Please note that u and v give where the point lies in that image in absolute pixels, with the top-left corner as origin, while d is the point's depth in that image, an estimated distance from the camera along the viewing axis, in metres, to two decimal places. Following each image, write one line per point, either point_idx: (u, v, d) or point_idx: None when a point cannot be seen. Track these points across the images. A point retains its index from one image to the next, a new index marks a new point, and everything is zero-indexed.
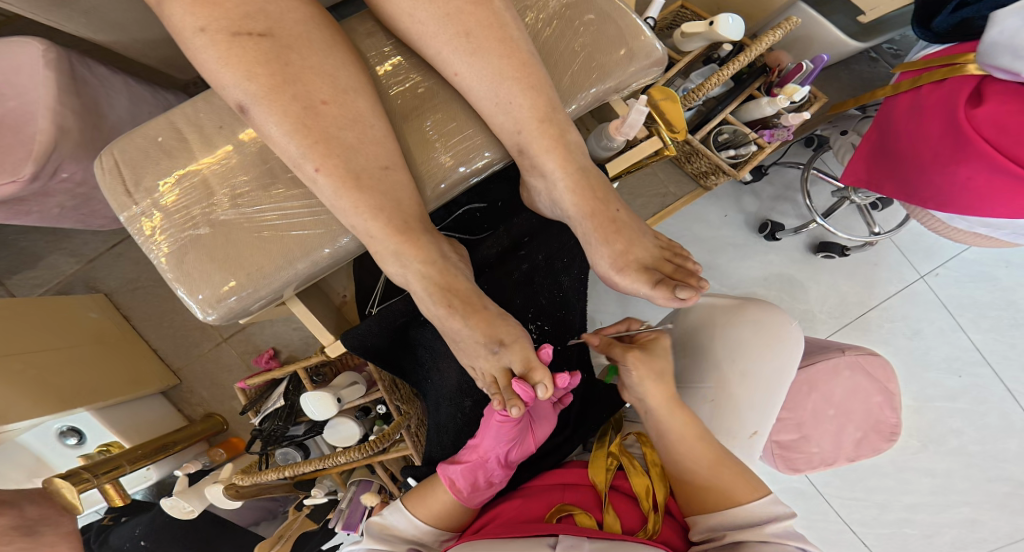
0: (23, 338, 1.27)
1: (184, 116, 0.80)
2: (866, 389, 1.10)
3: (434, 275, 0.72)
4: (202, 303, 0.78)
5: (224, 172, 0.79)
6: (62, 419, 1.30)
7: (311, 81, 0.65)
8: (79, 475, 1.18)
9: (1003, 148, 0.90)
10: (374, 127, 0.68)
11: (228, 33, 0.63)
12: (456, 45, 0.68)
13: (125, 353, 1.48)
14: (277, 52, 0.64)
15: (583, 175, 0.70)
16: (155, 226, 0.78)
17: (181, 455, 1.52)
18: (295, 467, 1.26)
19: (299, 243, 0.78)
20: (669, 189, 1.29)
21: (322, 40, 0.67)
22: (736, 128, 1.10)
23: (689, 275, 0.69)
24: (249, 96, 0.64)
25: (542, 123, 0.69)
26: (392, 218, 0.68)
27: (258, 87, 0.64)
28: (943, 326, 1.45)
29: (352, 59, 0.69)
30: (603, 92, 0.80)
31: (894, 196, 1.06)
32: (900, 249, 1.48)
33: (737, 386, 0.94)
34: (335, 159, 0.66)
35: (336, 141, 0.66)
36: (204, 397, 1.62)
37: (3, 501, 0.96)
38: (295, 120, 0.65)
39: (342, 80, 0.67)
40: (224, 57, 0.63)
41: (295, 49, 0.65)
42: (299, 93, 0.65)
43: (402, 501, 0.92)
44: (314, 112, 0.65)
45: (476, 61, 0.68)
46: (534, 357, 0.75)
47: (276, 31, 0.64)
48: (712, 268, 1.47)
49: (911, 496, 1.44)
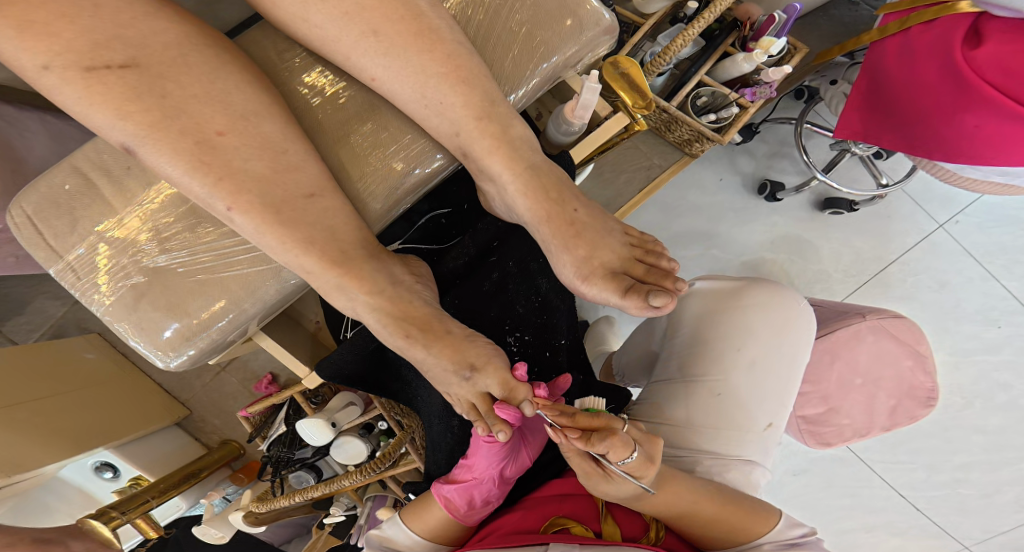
0: (26, 385, 1.24)
1: (88, 158, 0.73)
2: (894, 354, 1.00)
3: (385, 305, 0.65)
4: (157, 351, 0.72)
5: (143, 215, 0.72)
6: (92, 457, 1.32)
7: (197, 111, 0.58)
8: (108, 515, 1.20)
9: (1010, 91, 0.80)
10: (289, 152, 0.61)
11: (80, 69, 0.56)
12: (365, 46, 0.61)
13: (131, 389, 1.46)
14: (149, 83, 0.57)
15: (534, 174, 0.65)
16: (95, 277, 0.72)
17: (204, 483, 1.48)
18: (303, 492, 1.23)
19: (241, 281, 0.72)
20: (653, 160, 1.19)
21: (207, 61, 0.60)
22: (715, 90, 1.01)
23: (665, 277, 0.65)
24: (130, 137, 0.57)
25: (480, 121, 0.63)
26: (326, 249, 0.62)
27: (137, 124, 0.57)
28: (972, 275, 1.35)
29: (248, 79, 0.62)
30: (554, 70, 0.71)
31: (894, 149, 0.95)
32: (914, 199, 1.38)
33: (747, 378, 0.85)
34: (247, 195, 0.59)
35: (243, 173, 0.59)
36: (218, 424, 1.58)
37: (51, 539, 1.04)
38: (190, 158, 0.58)
39: (237, 105, 0.60)
40: (86, 96, 0.56)
41: (171, 77, 0.58)
42: (189, 127, 0.58)
43: (399, 515, 0.86)
44: (210, 145, 0.58)
45: (392, 61, 0.61)
46: (512, 377, 0.68)
47: (141, 60, 0.57)
48: (712, 236, 1.37)
49: (961, 455, 1.36)
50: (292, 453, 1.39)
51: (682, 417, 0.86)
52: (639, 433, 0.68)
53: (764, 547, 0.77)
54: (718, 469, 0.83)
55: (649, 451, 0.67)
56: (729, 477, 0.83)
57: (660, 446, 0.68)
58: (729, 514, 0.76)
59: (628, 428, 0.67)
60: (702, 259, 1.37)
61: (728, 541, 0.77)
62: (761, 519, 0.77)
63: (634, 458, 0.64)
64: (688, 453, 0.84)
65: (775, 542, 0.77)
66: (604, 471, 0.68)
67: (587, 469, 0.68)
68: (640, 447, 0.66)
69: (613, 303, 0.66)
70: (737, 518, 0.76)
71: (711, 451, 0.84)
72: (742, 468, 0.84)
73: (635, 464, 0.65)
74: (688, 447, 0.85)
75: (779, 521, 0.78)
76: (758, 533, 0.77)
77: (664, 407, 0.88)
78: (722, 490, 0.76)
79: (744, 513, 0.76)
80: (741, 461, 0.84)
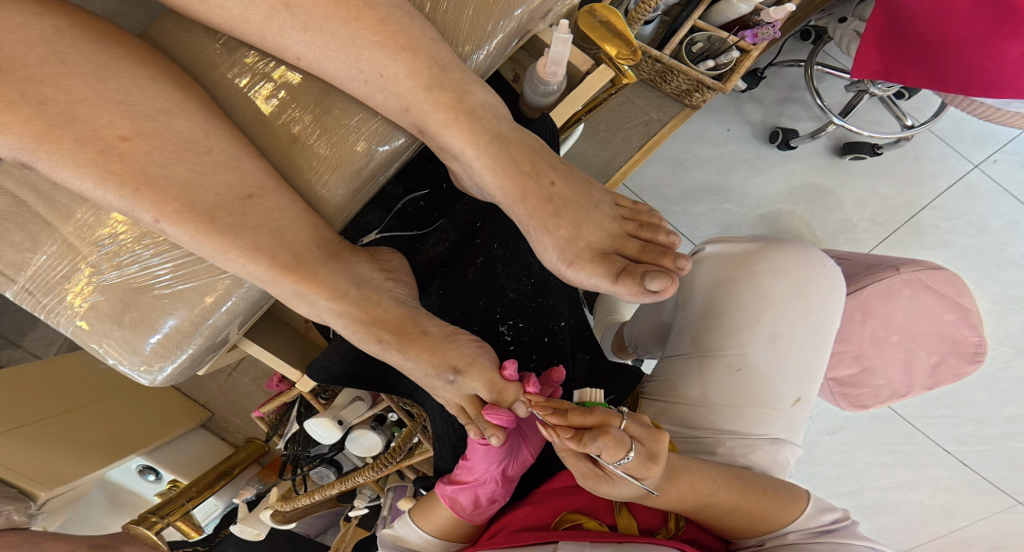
0: (46, 400, 1.23)
1: (10, 175, 0.67)
2: (934, 308, 0.90)
3: (351, 310, 0.60)
4: (141, 368, 0.68)
5: (78, 231, 0.67)
6: (134, 461, 1.31)
7: (96, 117, 0.53)
8: (148, 520, 1.16)
9: None
10: (215, 151, 0.57)
11: None
12: (282, 21, 0.57)
13: (150, 398, 1.44)
14: (22, 90, 0.52)
15: (501, 145, 0.59)
16: (63, 295, 0.67)
17: (236, 482, 1.44)
18: (322, 491, 1.16)
19: (200, 291, 0.67)
20: (651, 116, 1.10)
21: (95, 58, 0.55)
22: (710, 34, 0.92)
23: (664, 254, 0.57)
24: (18, 150, 0.53)
25: (429, 91, 0.58)
26: (276, 254, 0.57)
27: (22, 138, 0.52)
28: (1016, 217, 1.24)
29: (154, 74, 0.57)
30: (521, 24, 0.67)
31: (921, 87, 0.85)
32: (942, 139, 1.25)
33: (769, 351, 0.77)
34: (173, 202, 0.54)
35: (163, 180, 0.54)
36: (240, 423, 1.54)
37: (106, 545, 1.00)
38: (97, 168, 0.53)
39: (142, 105, 0.55)
40: None
41: (48, 81, 0.53)
42: (86, 135, 0.53)
43: (408, 514, 0.81)
44: (115, 152, 0.53)
45: (313, 37, 0.57)
46: (499, 377, 0.62)
47: (5, 65, 0.52)
48: (724, 191, 1.27)
49: (1011, 407, 1.27)
50: (309, 450, 1.28)
51: (697, 395, 0.79)
52: (639, 429, 0.61)
53: (790, 536, 0.71)
54: (742, 451, 0.76)
55: (652, 450, 0.60)
56: (755, 459, 0.76)
57: (665, 443, 0.61)
58: (750, 502, 0.69)
59: (628, 422, 0.61)
60: (716, 215, 1.28)
61: (753, 531, 0.71)
62: (786, 507, 0.70)
63: (633, 458, 0.58)
64: (706, 434, 0.77)
65: (801, 530, 0.71)
66: (603, 474, 0.61)
67: (584, 470, 0.62)
68: (640, 446, 0.59)
69: (605, 289, 0.58)
70: (759, 507, 0.69)
71: (731, 431, 0.77)
72: (769, 448, 0.77)
73: (634, 466, 0.59)
74: (706, 428, 0.77)
75: (807, 507, 0.72)
76: (784, 521, 0.70)
77: (678, 385, 0.81)
78: (743, 478, 0.70)
79: (768, 501, 0.70)
80: (767, 440, 0.77)
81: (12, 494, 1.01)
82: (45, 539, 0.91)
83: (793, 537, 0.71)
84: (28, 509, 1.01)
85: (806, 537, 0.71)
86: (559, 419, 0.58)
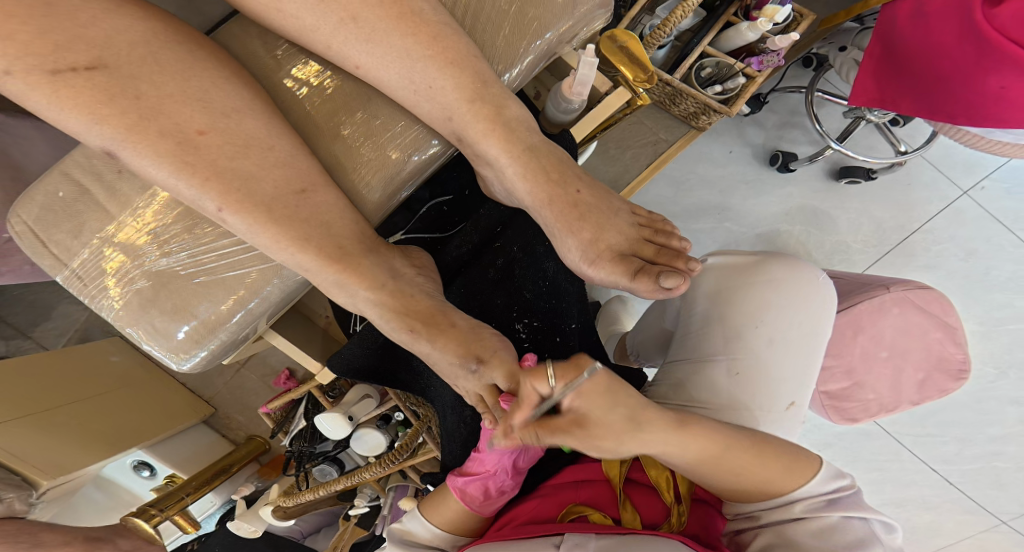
0: (52, 391, 1.25)
1: (77, 163, 0.72)
2: (921, 326, 0.96)
3: (387, 300, 0.65)
4: (173, 353, 0.73)
5: (142, 220, 0.71)
6: (129, 456, 1.33)
7: (177, 111, 0.59)
8: (146, 512, 1.18)
9: None
10: (278, 148, 0.62)
11: (46, 73, 0.56)
12: (347, 33, 0.62)
13: (158, 392, 1.46)
14: (123, 83, 0.58)
15: (532, 155, 0.64)
16: (106, 282, 0.72)
17: (234, 479, 1.49)
18: (327, 486, 1.19)
19: (242, 281, 0.72)
20: (659, 136, 1.16)
21: (178, 61, 0.60)
22: (719, 60, 0.99)
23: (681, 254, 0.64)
24: (109, 140, 0.58)
25: (472, 103, 0.63)
26: (323, 245, 0.63)
27: (113, 129, 0.58)
28: (1002, 242, 1.30)
29: (229, 74, 0.63)
30: (550, 46, 0.73)
31: (914, 115, 0.91)
32: (934, 165, 1.32)
33: (765, 357, 0.82)
34: (237, 194, 0.60)
35: (230, 172, 0.60)
36: (242, 421, 1.56)
37: (102, 538, 1.03)
38: (172, 158, 0.59)
39: (219, 103, 0.61)
40: (57, 101, 0.57)
41: (143, 77, 0.58)
42: (167, 128, 0.59)
43: (417, 508, 0.85)
44: (191, 145, 0.59)
45: (375, 47, 0.63)
46: (519, 368, 0.65)
47: (106, 61, 0.58)
48: (725, 210, 1.33)
49: (996, 427, 1.32)
50: (314, 446, 1.31)
51: (698, 396, 0.84)
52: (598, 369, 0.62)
53: (796, 507, 0.71)
54: None
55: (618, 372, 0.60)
56: None
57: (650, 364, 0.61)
58: (763, 464, 0.70)
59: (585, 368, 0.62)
60: (716, 233, 1.34)
61: (764, 493, 0.72)
62: (798, 469, 0.72)
63: (602, 368, 0.58)
64: None
65: (808, 500, 0.71)
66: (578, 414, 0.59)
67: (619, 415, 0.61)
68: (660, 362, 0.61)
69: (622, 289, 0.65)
70: (771, 470, 0.70)
71: None
72: None
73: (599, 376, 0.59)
74: None
75: (819, 471, 0.72)
76: (792, 486, 0.71)
77: (680, 387, 0.86)
78: (758, 441, 0.71)
79: (781, 462, 0.71)
80: None
81: (15, 481, 1.03)
82: (39, 531, 0.97)
83: (800, 507, 0.71)
84: (29, 496, 1.04)
85: (812, 507, 0.71)
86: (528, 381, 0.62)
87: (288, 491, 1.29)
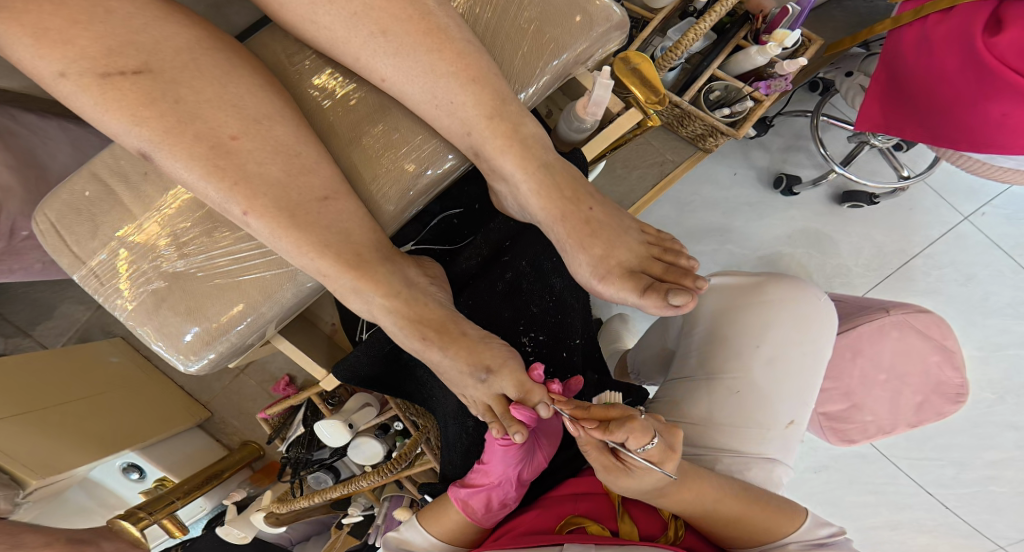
0: (49, 389, 1.24)
1: (106, 165, 0.74)
2: (921, 350, 0.96)
3: (400, 308, 0.67)
4: (180, 356, 0.73)
5: (165, 221, 0.73)
6: (119, 459, 1.31)
7: (213, 117, 0.62)
8: (136, 515, 1.18)
9: None
10: (302, 155, 0.65)
11: (96, 76, 0.59)
12: (376, 46, 0.64)
13: (155, 394, 1.45)
14: (163, 89, 0.61)
15: (547, 173, 0.66)
16: (118, 281, 0.73)
17: (227, 484, 1.47)
18: (321, 494, 1.16)
19: (257, 286, 0.73)
20: (665, 156, 1.19)
21: (215, 70, 0.63)
22: (728, 84, 1.02)
23: (669, 454, 0.65)
24: (146, 142, 0.61)
25: (490, 119, 0.65)
26: (341, 252, 0.65)
27: (153, 131, 0.61)
28: (1001, 268, 1.32)
29: (259, 83, 0.66)
30: (566, 65, 0.75)
31: (918, 140, 0.94)
32: (936, 190, 1.35)
33: (766, 375, 0.83)
34: (262, 199, 0.63)
35: (258, 177, 0.63)
36: (238, 426, 1.55)
37: (84, 540, 0.96)
38: (205, 162, 0.61)
39: (250, 110, 0.64)
40: (102, 103, 0.60)
41: (183, 82, 0.61)
42: (204, 132, 0.61)
43: (417, 518, 0.85)
44: (225, 149, 0.62)
45: (401, 62, 0.65)
46: (528, 378, 0.68)
47: (153, 66, 0.61)
48: (728, 232, 1.35)
49: (993, 452, 1.32)
50: (311, 453, 1.31)
51: (701, 414, 0.85)
52: (659, 423, 0.67)
53: (790, 546, 0.76)
54: (738, 467, 0.82)
55: (669, 442, 0.66)
56: (750, 475, 0.82)
57: (680, 438, 0.67)
58: (752, 515, 0.74)
59: (647, 416, 0.66)
60: (719, 255, 1.36)
61: (753, 542, 0.76)
62: (784, 520, 0.76)
63: (654, 447, 0.63)
64: (707, 450, 0.83)
65: (802, 541, 0.76)
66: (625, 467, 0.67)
67: (606, 463, 0.67)
68: (661, 437, 0.65)
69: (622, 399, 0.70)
70: (758, 521, 0.75)
71: (730, 449, 0.82)
72: (763, 466, 0.82)
73: (654, 452, 0.64)
74: (707, 445, 0.83)
75: (805, 521, 0.77)
76: (784, 533, 0.76)
77: (682, 405, 0.86)
78: (746, 489, 0.75)
79: (770, 513, 0.75)
80: (761, 459, 0.82)
81: (2, 480, 1.02)
82: (21, 531, 0.89)
83: (794, 547, 0.76)
84: (15, 496, 1.03)
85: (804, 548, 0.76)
86: (585, 413, 0.65)
87: (281, 497, 1.26)
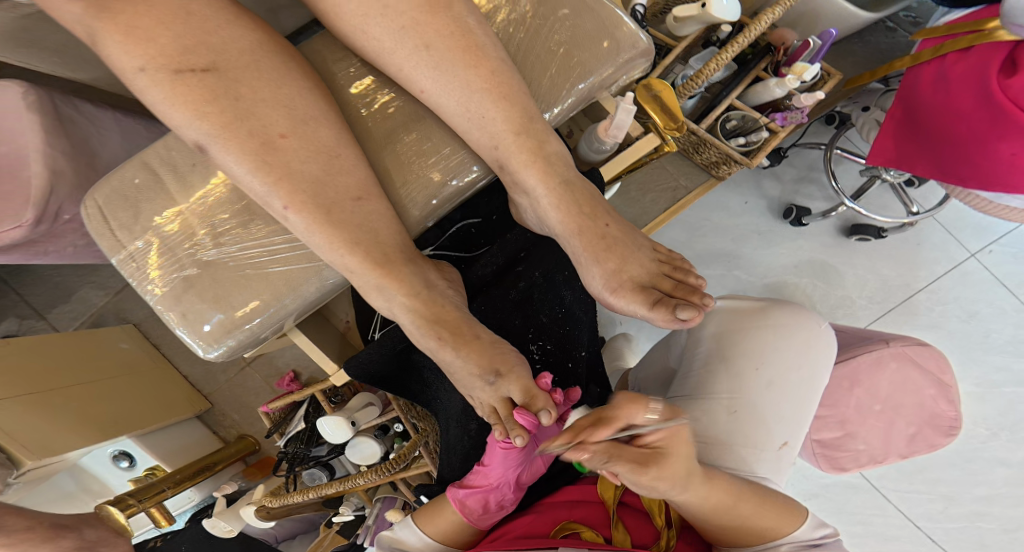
0: (53, 371, 1.26)
1: (158, 155, 0.79)
2: (917, 382, 0.99)
3: (419, 306, 0.70)
4: (201, 341, 0.76)
5: (203, 210, 0.77)
6: (111, 445, 1.33)
7: (266, 116, 0.66)
8: (123, 502, 1.20)
9: None
10: (343, 157, 0.69)
11: (169, 71, 0.63)
12: (418, 59, 0.69)
13: (161, 382, 1.47)
14: (225, 86, 0.65)
15: (567, 189, 0.70)
16: (153, 267, 0.77)
17: (217, 477, 1.49)
18: (317, 489, 1.17)
19: (284, 279, 0.77)
20: (679, 182, 1.23)
21: (266, 73, 0.67)
22: (745, 114, 1.06)
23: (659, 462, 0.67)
24: (204, 134, 0.65)
25: (517, 136, 0.70)
26: (370, 250, 0.69)
27: (212, 125, 0.65)
28: (1004, 307, 1.36)
29: (306, 85, 0.70)
30: (592, 89, 0.79)
31: (929, 176, 0.99)
32: (945, 227, 1.39)
33: (764, 397, 0.86)
34: (302, 195, 0.67)
35: (300, 174, 0.67)
36: (236, 419, 1.58)
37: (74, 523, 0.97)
38: (253, 156, 0.66)
39: (300, 111, 0.68)
40: (173, 96, 0.64)
41: (244, 82, 0.66)
42: (256, 129, 0.66)
43: (412, 518, 0.86)
44: (273, 146, 0.66)
45: (439, 74, 0.69)
46: (535, 385, 0.71)
47: (220, 65, 0.65)
48: (735, 258, 1.39)
49: (984, 488, 1.34)
50: (309, 449, 1.33)
51: (698, 430, 0.87)
52: None
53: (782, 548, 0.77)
54: None
55: None
56: None
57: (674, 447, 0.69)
58: (765, 509, 0.76)
59: None
60: (724, 279, 1.39)
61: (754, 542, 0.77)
62: (788, 519, 0.77)
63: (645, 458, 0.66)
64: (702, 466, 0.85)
65: (793, 543, 0.77)
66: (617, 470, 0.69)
67: None
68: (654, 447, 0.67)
69: None
70: (769, 516, 0.76)
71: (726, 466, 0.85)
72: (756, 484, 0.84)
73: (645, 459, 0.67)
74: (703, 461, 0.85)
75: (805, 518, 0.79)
76: (781, 533, 0.77)
77: None
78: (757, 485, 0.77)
79: (776, 511, 0.77)
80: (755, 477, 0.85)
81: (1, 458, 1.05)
82: None
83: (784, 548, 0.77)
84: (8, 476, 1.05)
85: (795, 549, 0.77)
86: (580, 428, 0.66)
87: (275, 491, 1.29)
